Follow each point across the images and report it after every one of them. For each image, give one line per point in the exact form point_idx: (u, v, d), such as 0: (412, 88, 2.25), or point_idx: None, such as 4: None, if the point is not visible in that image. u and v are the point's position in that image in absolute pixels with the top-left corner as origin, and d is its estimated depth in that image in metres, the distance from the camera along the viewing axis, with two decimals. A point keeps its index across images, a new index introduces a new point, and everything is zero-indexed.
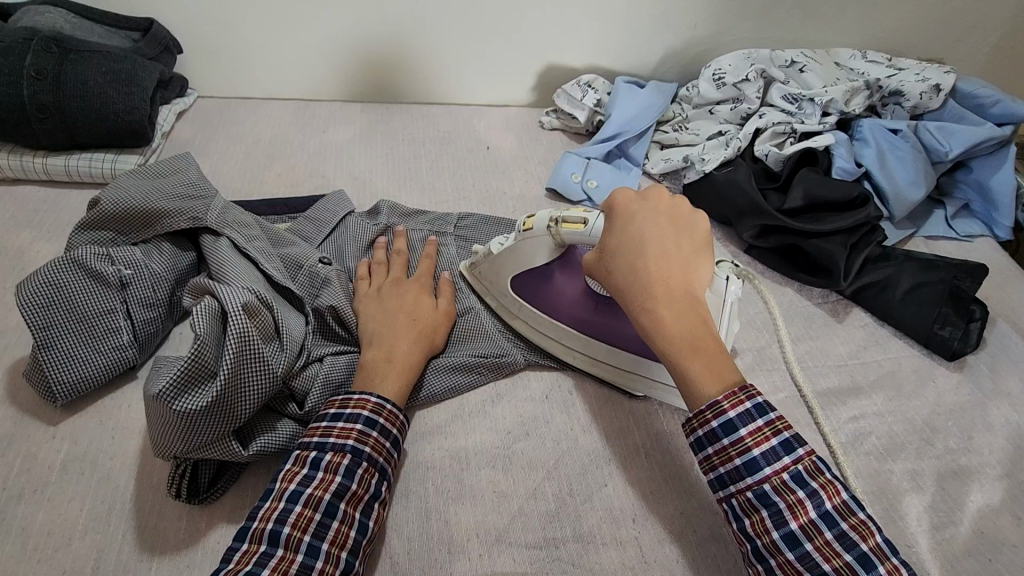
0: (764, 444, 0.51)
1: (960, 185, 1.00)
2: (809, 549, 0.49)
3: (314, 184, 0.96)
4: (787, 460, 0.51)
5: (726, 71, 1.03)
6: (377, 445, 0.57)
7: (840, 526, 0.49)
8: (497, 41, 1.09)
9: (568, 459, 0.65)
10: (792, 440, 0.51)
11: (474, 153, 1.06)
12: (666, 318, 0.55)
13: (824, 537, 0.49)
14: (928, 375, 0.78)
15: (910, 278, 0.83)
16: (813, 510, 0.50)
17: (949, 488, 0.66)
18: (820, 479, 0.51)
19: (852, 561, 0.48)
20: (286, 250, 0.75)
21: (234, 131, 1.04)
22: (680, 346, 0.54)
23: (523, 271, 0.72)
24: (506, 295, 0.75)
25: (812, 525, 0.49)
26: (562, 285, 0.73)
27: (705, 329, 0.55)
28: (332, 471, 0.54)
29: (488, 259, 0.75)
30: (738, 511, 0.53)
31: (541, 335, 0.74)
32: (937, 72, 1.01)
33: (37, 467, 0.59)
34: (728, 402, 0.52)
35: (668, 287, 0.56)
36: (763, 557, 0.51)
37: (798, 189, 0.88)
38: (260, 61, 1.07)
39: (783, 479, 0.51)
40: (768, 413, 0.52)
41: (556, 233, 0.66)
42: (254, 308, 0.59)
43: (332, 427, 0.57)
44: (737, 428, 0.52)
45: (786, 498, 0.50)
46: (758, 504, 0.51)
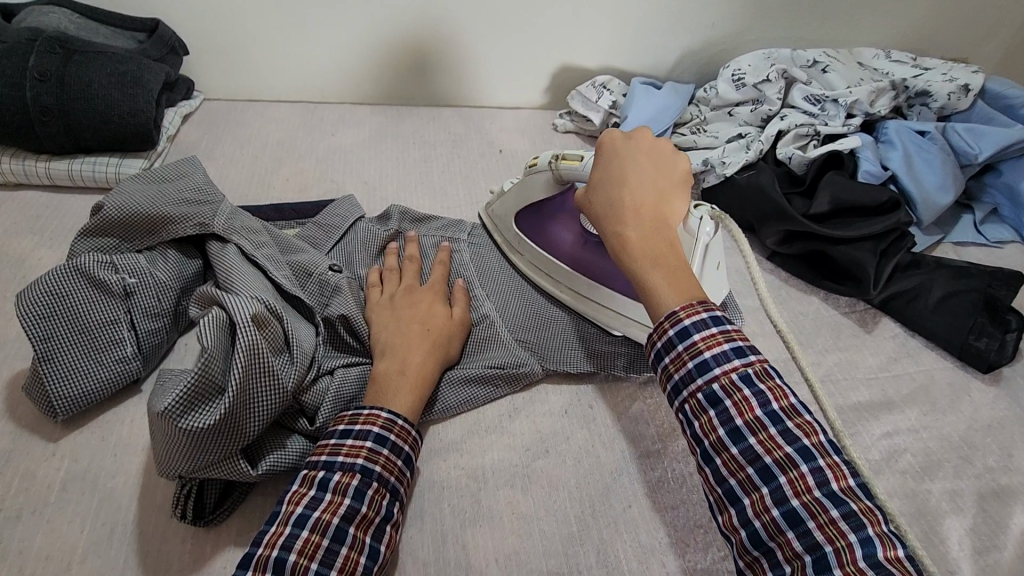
0: (716, 347, 0.48)
1: (989, 189, 0.96)
2: (752, 443, 0.45)
3: (323, 189, 0.94)
4: (738, 362, 0.47)
5: (746, 72, 1.01)
6: (387, 466, 0.55)
7: (784, 424, 0.45)
8: (510, 40, 1.06)
9: (589, 478, 0.62)
10: (744, 346, 0.48)
11: (487, 156, 1.03)
12: (632, 235, 0.55)
13: (767, 431, 0.45)
14: (963, 389, 0.74)
15: (941, 286, 0.80)
16: (758, 408, 0.46)
17: (990, 510, 0.63)
18: (769, 382, 0.47)
19: (793, 453, 0.44)
20: (296, 257, 0.72)
21: (242, 134, 1.02)
22: (643, 259, 0.54)
23: (526, 206, 0.79)
24: (510, 231, 0.82)
25: (757, 421, 0.46)
26: (559, 222, 0.79)
27: (670, 250, 0.54)
28: (341, 493, 0.51)
29: (501, 198, 0.83)
30: (687, 415, 0.49)
31: (536, 271, 0.80)
32: (965, 72, 0.98)
33: (36, 485, 0.56)
34: (685, 311, 0.49)
35: (636, 210, 0.57)
36: (708, 460, 0.47)
37: (824, 192, 0.85)
38: (268, 62, 1.05)
39: (731, 378, 0.47)
40: (725, 323, 0.49)
41: (556, 169, 0.71)
42: (264, 319, 0.57)
43: (344, 447, 0.54)
44: (691, 334, 0.48)
45: (732, 396, 0.46)
46: (706, 404, 0.47)
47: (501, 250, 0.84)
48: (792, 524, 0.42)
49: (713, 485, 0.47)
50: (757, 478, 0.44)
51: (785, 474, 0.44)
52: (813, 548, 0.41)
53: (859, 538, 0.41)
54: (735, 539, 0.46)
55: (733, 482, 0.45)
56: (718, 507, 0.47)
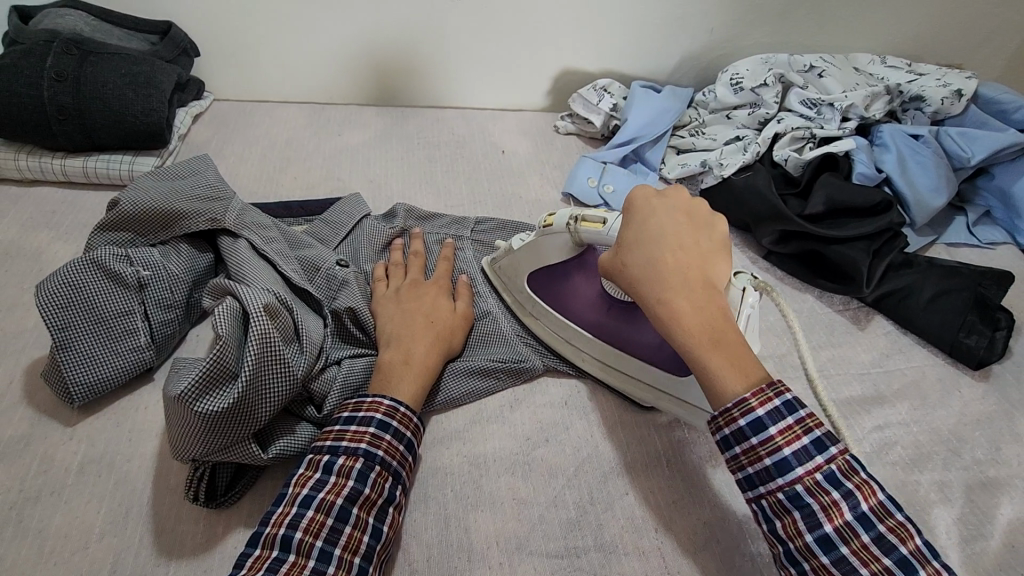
0: (795, 443, 0.48)
1: (981, 192, 0.99)
2: (845, 553, 0.46)
3: (330, 187, 0.96)
4: (820, 459, 0.48)
5: (744, 77, 1.03)
6: (390, 449, 0.57)
7: (877, 529, 0.46)
8: (514, 44, 1.09)
9: (588, 466, 0.64)
10: (824, 439, 0.48)
11: (491, 157, 1.06)
12: (685, 307, 0.52)
13: (861, 539, 0.46)
14: (953, 384, 0.76)
15: (934, 285, 0.82)
16: (848, 512, 0.47)
17: (978, 501, 0.65)
18: (856, 479, 0.48)
19: (891, 564, 0.45)
20: (305, 252, 0.74)
21: (251, 133, 1.04)
22: (700, 335, 0.51)
23: (540, 269, 0.73)
24: (521, 291, 0.75)
25: (848, 527, 0.46)
26: (577, 286, 0.73)
27: (725, 323, 0.52)
28: (345, 475, 0.53)
29: (508, 255, 0.76)
30: (768, 512, 0.50)
31: (554, 336, 0.74)
32: (959, 77, 1.00)
33: (54, 468, 0.58)
34: (755, 399, 0.49)
35: (683, 277, 0.54)
36: (795, 560, 0.49)
37: (820, 193, 0.86)
38: (277, 64, 1.07)
39: (816, 479, 0.47)
40: (798, 409, 0.49)
41: (576, 232, 0.67)
42: (275, 310, 0.59)
43: (348, 431, 0.56)
44: (767, 427, 0.48)
45: (820, 499, 0.47)
46: (791, 506, 0.48)
47: (511, 312, 0.78)
48: None
49: None
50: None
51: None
52: None
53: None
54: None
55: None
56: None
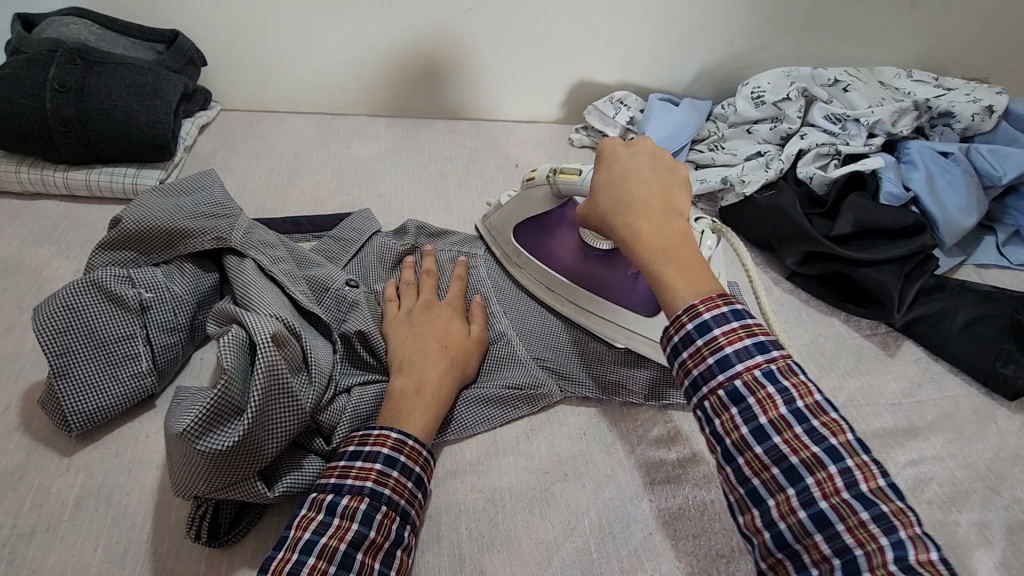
0: (738, 342, 0.46)
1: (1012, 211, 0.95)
2: (777, 442, 0.43)
3: (339, 202, 0.93)
4: (760, 358, 0.46)
5: (766, 90, 0.99)
6: (396, 488, 0.53)
7: (810, 422, 0.43)
8: (528, 54, 1.06)
9: (609, 503, 0.61)
10: (767, 341, 0.46)
11: (504, 170, 1.03)
12: (646, 231, 0.54)
13: (793, 430, 0.43)
14: (989, 416, 0.73)
15: (965, 311, 0.79)
16: (783, 406, 0.44)
17: (1021, 544, 0.61)
18: (794, 379, 0.45)
19: (820, 453, 0.42)
20: (313, 272, 0.71)
21: (258, 145, 1.02)
22: (655, 252, 0.52)
23: (523, 220, 0.79)
24: (509, 243, 0.81)
25: (782, 419, 0.44)
26: (560, 236, 0.78)
27: (684, 244, 0.53)
28: (349, 517, 0.50)
29: (499, 211, 0.82)
30: (707, 413, 0.47)
31: (535, 285, 0.79)
32: (989, 93, 0.97)
33: (50, 502, 0.55)
34: (704, 304, 0.47)
35: (645, 204, 0.55)
36: (731, 459, 0.45)
37: (847, 214, 0.83)
38: (286, 73, 1.05)
39: (754, 375, 0.45)
40: (745, 316, 0.47)
41: (553, 183, 0.70)
42: (282, 338, 0.56)
43: (353, 469, 0.53)
44: (711, 329, 0.47)
45: (756, 394, 0.45)
46: (728, 402, 0.45)
47: (498, 264, 0.83)
48: (819, 526, 0.41)
49: (735, 485, 0.45)
50: (782, 479, 0.43)
51: (812, 474, 0.42)
52: (840, 550, 0.40)
53: (891, 541, 0.39)
54: (757, 540, 0.44)
55: (757, 483, 0.44)
56: (740, 507, 0.46)
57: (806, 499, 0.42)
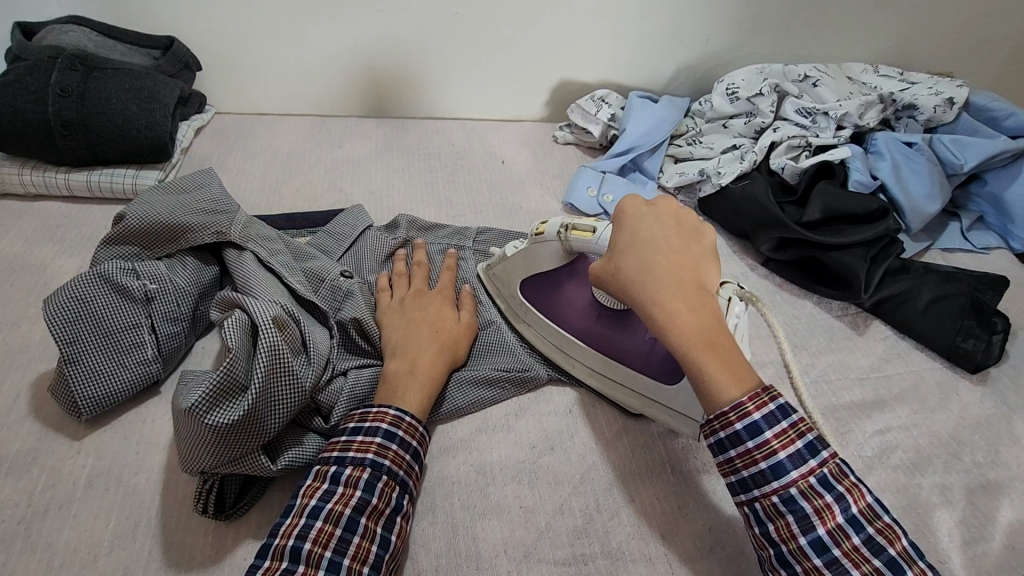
0: (790, 447, 0.50)
1: (974, 198, 1.00)
2: (837, 555, 0.48)
3: (332, 199, 0.97)
4: (814, 463, 0.50)
5: (739, 86, 1.05)
6: (396, 460, 0.57)
7: (866, 531, 0.48)
8: (512, 56, 1.10)
9: (593, 474, 0.64)
10: (816, 442, 0.50)
11: (491, 168, 1.07)
12: (682, 312, 0.52)
13: (852, 541, 0.48)
14: (952, 388, 0.77)
15: (929, 291, 0.83)
16: (840, 514, 0.49)
17: (979, 503, 0.66)
18: (846, 482, 0.50)
19: (881, 566, 0.47)
20: (309, 264, 0.75)
21: (252, 146, 1.05)
22: (696, 341, 0.51)
23: (532, 275, 0.74)
24: (515, 298, 0.76)
25: (840, 529, 0.48)
26: (569, 292, 0.74)
27: (720, 327, 0.53)
28: (353, 486, 0.54)
29: (503, 262, 0.76)
30: (761, 515, 0.51)
31: (546, 343, 0.74)
32: (950, 86, 1.02)
33: (62, 482, 0.58)
34: (752, 404, 0.50)
35: (676, 277, 0.54)
36: (786, 563, 0.50)
37: (816, 202, 0.88)
38: (278, 75, 1.08)
39: (809, 483, 0.49)
40: (791, 414, 0.51)
41: (566, 240, 0.67)
42: (283, 322, 0.59)
43: (354, 443, 0.57)
44: (762, 431, 0.50)
45: (814, 502, 0.49)
46: (783, 509, 0.50)
47: (505, 317, 0.78)
48: None
49: None
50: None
51: None
52: None
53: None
54: None
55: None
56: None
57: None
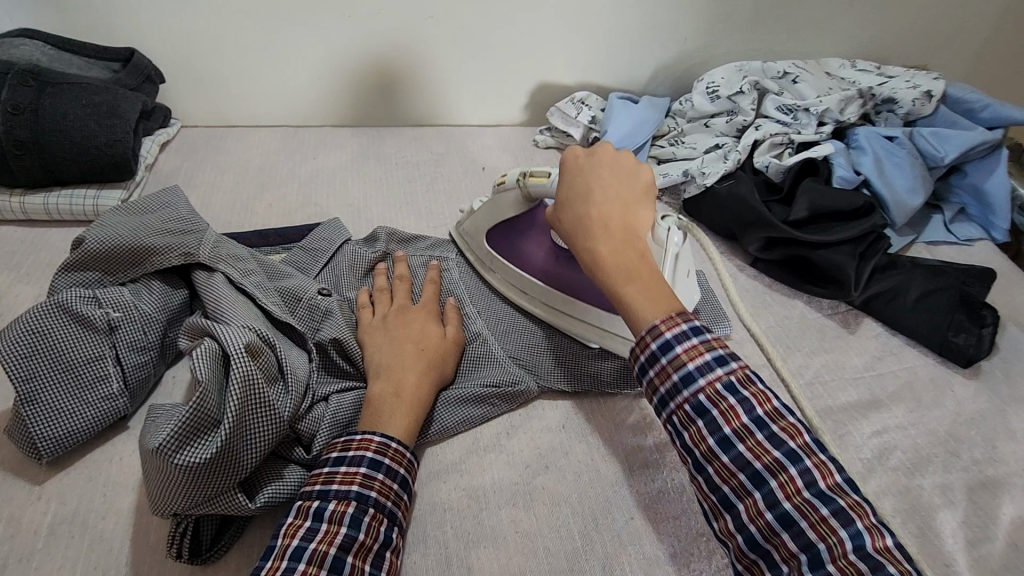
0: (697, 358, 0.50)
1: (955, 190, 1.00)
2: (742, 451, 0.47)
3: (307, 213, 0.93)
4: (721, 371, 0.49)
5: (719, 85, 1.03)
6: (383, 490, 0.54)
7: (770, 429, 0.48)
8: (489, 59, 1.08)
9: (591, 492, 0.62)
10: (724, 354, 0.50)
11: (473, 174, 1.04)
12: (603, 248, 0.57)
13: (755, 437, 0.47)
14: (946, 384, 0.76)
15: (918, 285, 0.82)
16: (744, 415, 0.48)
17: (980, 502, 0.65)
18: (752, 388, 0.49)
19: (781, 457, 0.46)
20: (285, 283, 0.71)
21: (221, 160, 1.01)
22: (616, 272, 0.56)
23: (494, 225, 0.80)
24: (482, 248, 0.82)
25: (744, 428, 0.48)
26: (532, 238, 0.79)
27: (642, 261, 0.56)
28: (337, 521, 0.50)
29: (472, 216, 0.83)
30: (675, 427, 0.50)
31: (511, 287, 0.79)
32: (926, 79, 1.02)
33: (22, 532, 0.54)
34: (664, 324, 0.51)
35: (603, 218, 0.59)
36: (700, 470, 0.49)
37: (802, 199, 0.87)
38: (246, 85, 1.04)
39: (716, 389, 0.49)
40: (704, 332, 0.51)
41: (523, 186, 0.72)
42: (257, 348, 0.55)
43: (338, 474, 0.53)
44: (673, 347, 0.50)
45: (719, 405, 0.48)
46: (694, 416, 0.49)
47: (475, 270, 0.84)
48: (786, 526, 0.45)
49: (707, 493, 0.49)
50: (746, 480, 0.47)
51: (775, 479, 0.46)
52: (807, 547, 0.44)
53: (849, 532, 0.44)
54: (731, 544, 0.48)
55: (727, 489, 0.48)
56: (713, 512, 0.50)
57: (769, 498, 0.46)
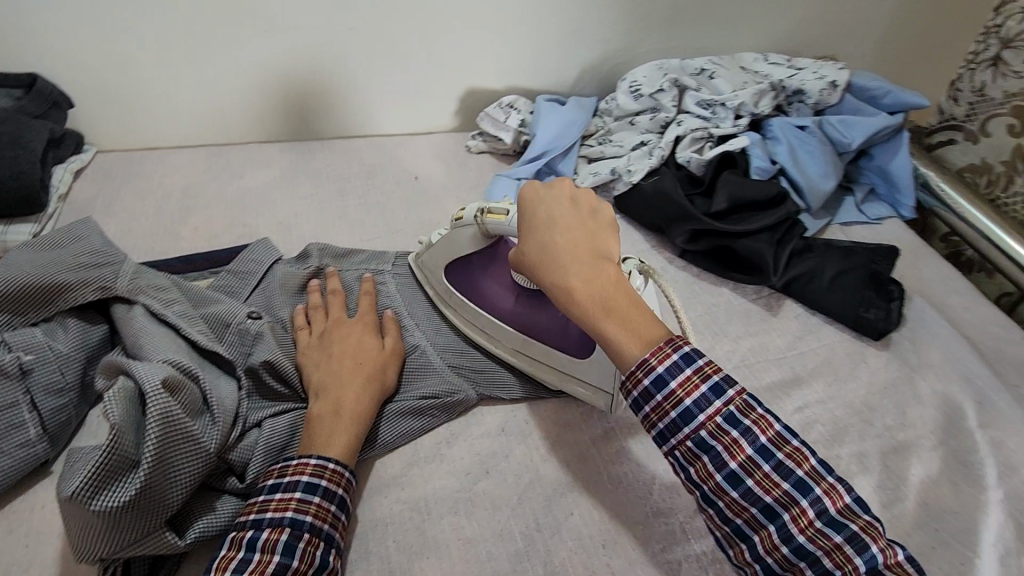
0: (695, 393, 0.53)
1: (865, 172, 1.06)
2: (750, 484, 0.51)
3: (236, 234, 0.92)
4: (719, 404, 0.52)
5: (641, 83, 1.06)
6: (318, 513, 0.54)
7: (776, 458, 0.51)
8: (415, 68, 1.08)
9: (531, 492, 0.64)
10: (721, 384, 0.53)
11: (404, 184, 1.04)
12: (575, 282, 0.57)
13: (762, 470, 0.51)
14: (861, 356, 0.82)
15: (832, 267, 0.87)
16: (749, 447, 0.52)
17: (892, 465, 0.70)
18: (753, 416, 0.52)
19: (791, 488, 0.51)
20: (211, 308, 0.69)
21: (143, 185, 0.98)
22: (594, 308, 0.56)
23: (454, 259, 0.76)
24: (441, 284, 0.77)
25: (750, 461, 0.51)
26: (496, 277, 0.76)
27: (618, 291, 0.57)
28: (270, 550, 0.50)
29: (427, 250, 0.78)
30: (682, 462, 0.54)
31: (472, 327, 0.76)
32: (833, 69, 1.05)
33: None
34: (654, 358, 0.53)
35: (571, 251, 0.59)
36: (711, 502, 0.53)
37: (722, 192, 0.91)
38: (163, 106, 1.01)
39: (717, 423, 0.52)
40: (695, 360, 0.53)
41: (482, 223, 0.70)
42: (177, 382, 0.54)
43: (272, 502, 0.54)
44: (668, 382, 0.53)
45: (722, 441, 0.52)
46: (698, 451, 0.52)
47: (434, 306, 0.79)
48: (802, 556, 0.50)
49: (720, 523, 0.53)
50: (753, 509, 0.51)
51: (788, 511, 0.50)
52: (825, 574, 0.49)
53: (864, 557, 0.49)
54: (749, 569, 0.53)
55: (740, 521, 0.52)
56: (727, 541, 0.54)
57: (778, 526, 0.50)
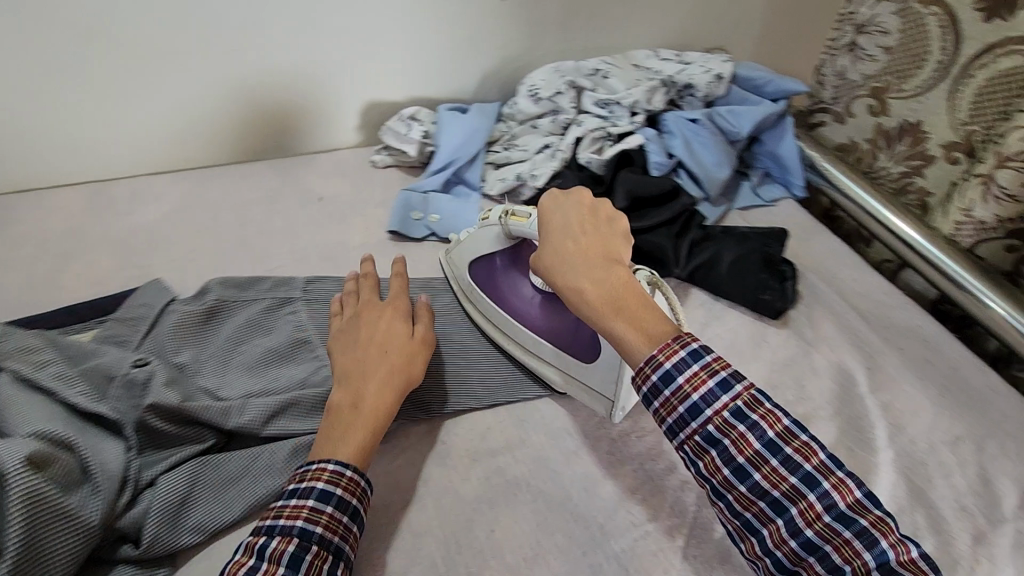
0: (702, 387, 0.52)
1: (758, 157, 1.11)
2: (758, 478, 0.51)
3: (125, 277, 0.86)
4: (726, 398, 0.52)
5: (540, 87, 1.07)
6: (329, 533, 0.53)
7: (784, 453, 0.51)
8: (307, 88, 1.04)
9: (450, 514, 0.63)
10: (730, 379, 0.53)
11: (308, 207, 1.01)
12: (584, 289, 0.59)
13: (770, 465, 0.51)
14: (762, 336, 0.86)
15: (730, 252, 0.91)
16: (756, 442, 0.51)
17: None
18: (761, 411, 0.52)
19: (798, 483, 0.50)
20: (94, 360, 0.64)
21: (13, 233, 0.90)
22: (604, 308, 0.58)
23: (481, 257, 0.81)
24: (464, 280, 0.82)
25: (758, 455, 0.51)
26: (514, 276, 0.80)
27: (629, 292, 0.58)
28: (275, 561, 0.50)
29: (458, 247, 0.83)
30: (691, 456, 0.54)
31: (490, 324, 0.79)
32: (718, 62, 1.09)
33: None
34: (662, 354, 0.53)
35: (582, 255, 0.61)
36: (721, 496, 0.53)
37: (621, 190, 0.94)
38: (29, 145, 0.93)
39: (724, 417, 0.52)
40: (704, 356, 0.53)
41: (505, 224, 0.76)
42: (45, 456, 0.50)
43: (297, 512, 0.53)
44: (675, 377, 0.53)
45: (729, 434, 0.52)
46: (706, 445, 0.52)
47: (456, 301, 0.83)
48: (809, 550, 0.50)
49: (731, 517, 0.53)
50: (757, 499, 0.51)
51: (795, 505, 0.50)
52: (834, 569, 0.49)
53: (873, 552, 0.49)
54: (760, 564, 0.53)
55: (749, 515, 0.52)
56: (739, 535, 0.54)
57: (783, 519, 0.50)
